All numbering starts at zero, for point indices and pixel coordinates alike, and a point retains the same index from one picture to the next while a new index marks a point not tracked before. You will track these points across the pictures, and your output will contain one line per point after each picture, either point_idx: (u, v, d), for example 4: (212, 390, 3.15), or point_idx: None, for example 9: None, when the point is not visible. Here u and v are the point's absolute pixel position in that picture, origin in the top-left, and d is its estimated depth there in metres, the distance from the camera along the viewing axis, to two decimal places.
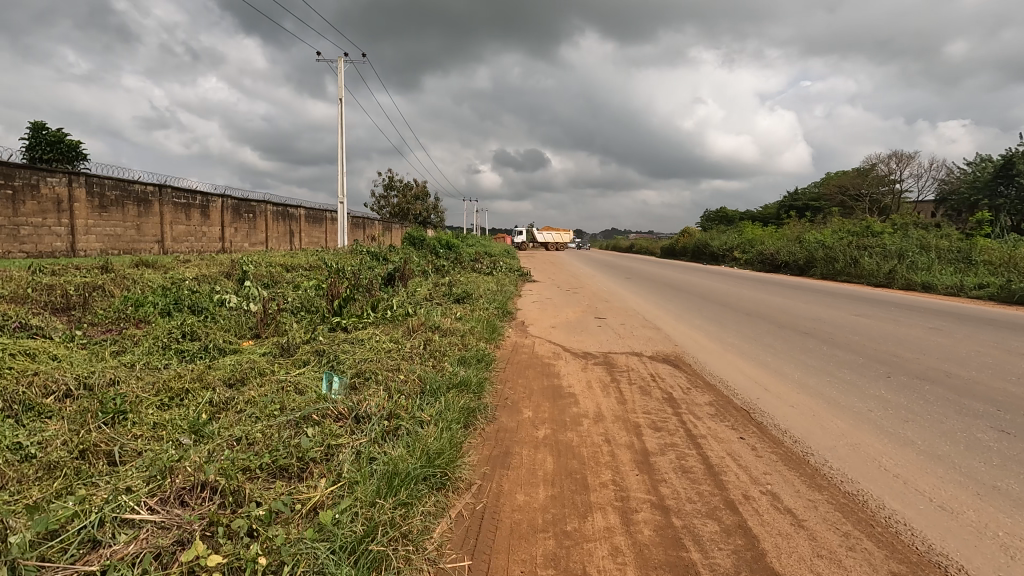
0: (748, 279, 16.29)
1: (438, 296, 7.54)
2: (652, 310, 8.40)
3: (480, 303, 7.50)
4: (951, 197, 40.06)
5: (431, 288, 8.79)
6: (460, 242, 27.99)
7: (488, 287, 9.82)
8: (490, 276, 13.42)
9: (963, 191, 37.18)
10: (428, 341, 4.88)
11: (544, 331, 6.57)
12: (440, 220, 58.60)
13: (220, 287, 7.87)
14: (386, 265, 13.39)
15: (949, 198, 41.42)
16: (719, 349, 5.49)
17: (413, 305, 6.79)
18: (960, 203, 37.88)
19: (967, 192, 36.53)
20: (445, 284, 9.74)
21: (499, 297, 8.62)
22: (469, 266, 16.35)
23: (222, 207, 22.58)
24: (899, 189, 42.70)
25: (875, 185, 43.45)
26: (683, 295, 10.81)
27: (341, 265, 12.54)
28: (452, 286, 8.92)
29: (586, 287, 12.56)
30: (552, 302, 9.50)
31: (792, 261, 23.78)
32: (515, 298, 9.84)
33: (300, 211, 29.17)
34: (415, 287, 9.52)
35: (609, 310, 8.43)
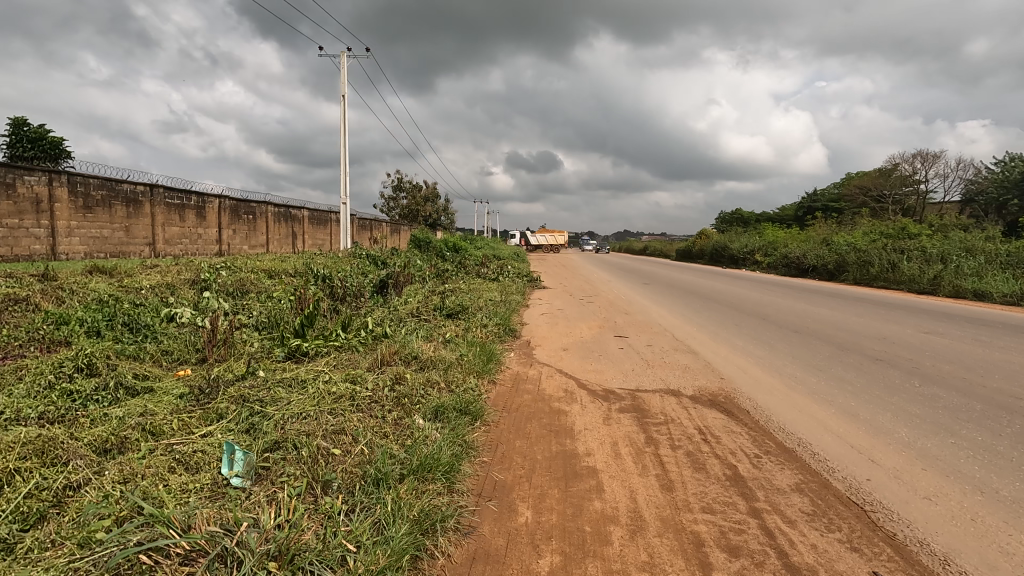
0: (779, 286, 14.91)
1: (427, 311, 6.31)
2: (682, 326, 7.16)
3: (477, 319, 6.27)
4: (983, 197, 38.12)
5: (423, 299, 7.59)
6: (469, 244, 26.85)
7: (491, 298, 8.60)
8: (495, 282, 12.23)
9: (995, 191, 35.27)
10: (398, 379, 3.67)
11: (553, 356, 5.35)
12: (450, 222, 57.58)
13: (176, 299, 6.78)
14: (381, 270, 12.23)
15: (978, 199, 39.48)
16: (782, 388, 4.20)
17: (393, 324, 5.58)
18: (991, 204, 35.98)
19: (999, 193, 34.61)
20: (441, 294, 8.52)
21: (503, 311, 7.39)
22: (474, 271, 15.13)
23: (220, 208, 21.67)
24: (925, 190, 40.79)
25: (900, 186, 41.66)
26: (712, 305, 9.57)
27: (331, 271, 11.40)
28: (448, 298, 7.70)
29: (602, 295, 11.33)
30: (565, 315, 8.26)
31: (820, 265, 22.32)
32: (522, 310, 8.64)
33: (303, 212, 28.26)
34: (406, 298, 8.31)
35: (631, 326, 7.16)
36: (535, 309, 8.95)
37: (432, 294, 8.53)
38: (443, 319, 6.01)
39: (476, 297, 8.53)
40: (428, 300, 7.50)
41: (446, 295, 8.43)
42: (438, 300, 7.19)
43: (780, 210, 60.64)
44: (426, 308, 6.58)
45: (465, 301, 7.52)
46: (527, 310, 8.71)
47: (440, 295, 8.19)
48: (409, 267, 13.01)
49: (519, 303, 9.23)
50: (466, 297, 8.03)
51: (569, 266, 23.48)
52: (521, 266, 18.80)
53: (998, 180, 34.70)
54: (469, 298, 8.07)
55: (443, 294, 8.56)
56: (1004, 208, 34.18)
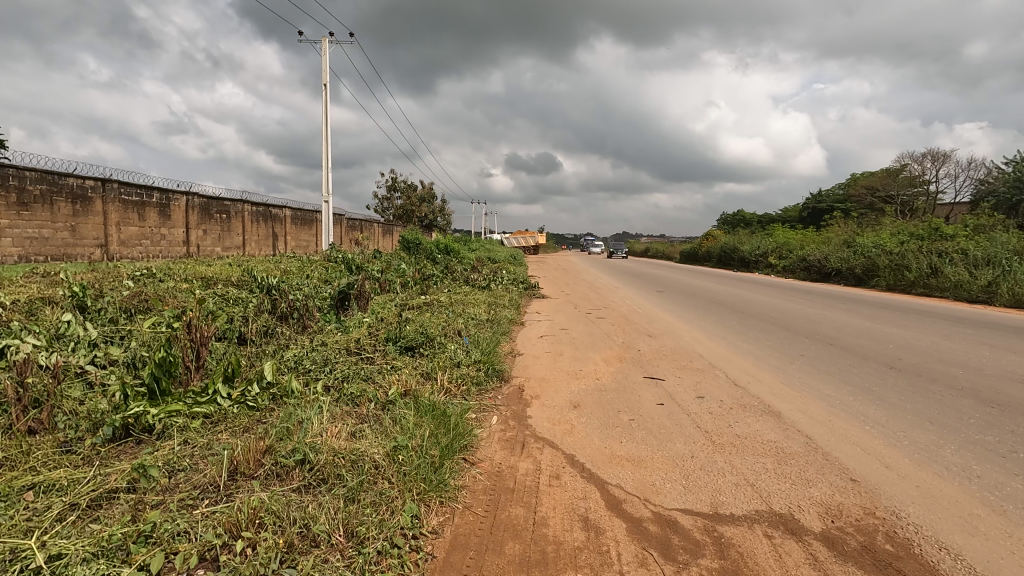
0: (813, 293, 13.02)
1: (375, 344, 4.34)
2: (733, 359, 5.23)
3: (447, 357, 4.32)
4: (997, 196, 36.34)
5: (381, 321, 5.62)
6: (463, 246, 24.96)
7: (474, 317, 6.66)
8: (485, 292, 10.32)
9: (1013, 190, 33.45)
10: (233, 542, 1.73)
11: (559, 422, 3.42)
12: (446, 223, 55.63)
13: (28, 322, 4.81)
14: (349, 277, 10.30)
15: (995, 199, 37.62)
16: (989, 517, 2.25)
17: (314, 371, 3.62)
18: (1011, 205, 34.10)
19: (1015, 193, 32.84)
20: (412, 312, 6.57)
21: (486, 338, 5.44)
22: (463, 279, 13.12)
23: (187, 206, 19.79)
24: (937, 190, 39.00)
25: (910, 186, 39.87)
26: (753, 323, 7.68)
27: (286, 278, 9.47)
28: (415, 320, 5.75)
29: (614, 308, 9.40)
30: (568, 338, 6.36)
31: (845, 269, 20.40)
32: (514, 331, 6.73)
33: (286, 211, 26.38)
34: (364, 317, 6.36)
35: (659, 359, 5.25)
36: (529, 329, 7.06)
37: (399, 312, 6.57)
38: (394, 359, 4.07)
39: (454, 316, 6.57)
40: (387, 321, 5.55)
41: (419, 313, 6.49)
42: (399, 323, 5.22)
43: (786, 212, 58.81)
44: (376, 335, 4.64)
45: (437, 324, 5.57)
46: (521, 331, 6.79)
47: (409, 315, 6.27)
48: (385, 272, 11.06)
49: (510, 321, 7.31)
50: (441, 319, 6.09)
51: (570, 271, 21.63)
52: (516, 270, 16.88)
53: (1013, 178, 33.01)
54: (446, 319, 6.12)
55: (411, 311, 6.60)
56: (1019, 208, 32.52)
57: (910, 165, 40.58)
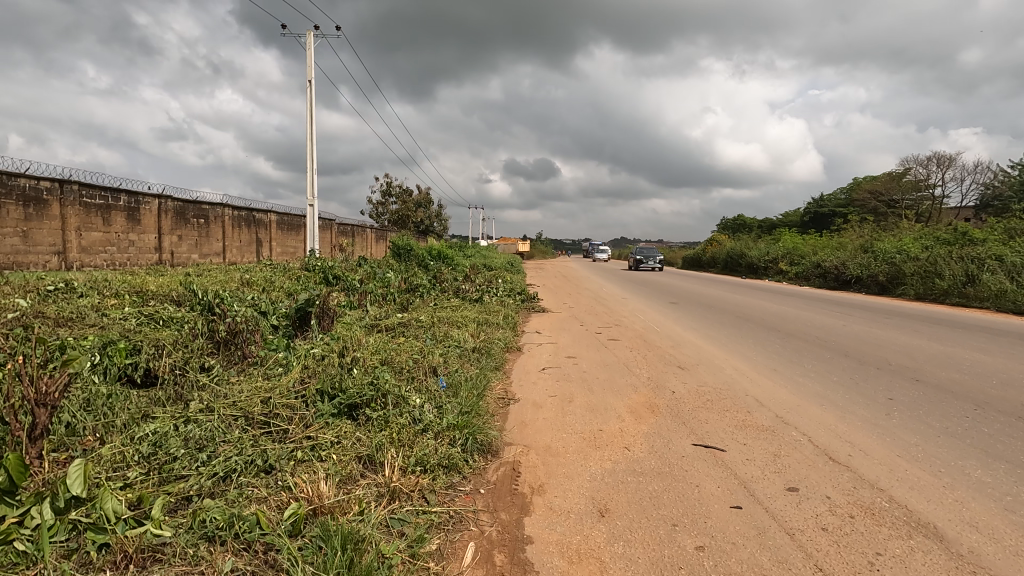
0: (845, 305, 11.66)
1: (297, 402, 2.93)
2: (807, 410, 3.83)
3: (405, 424, 2.90)
4: (1008, 201, 35.18)
5: (329, 358, 4.22)
6: (457, 253, 23.61)
7: (459, 344, 5.29)
8: (477, 306, 8.96)
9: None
10: None
11: (579, 557, 2.02)
12: (442, 227, 54.18)
13: None
14: (318, 290, 8.92)
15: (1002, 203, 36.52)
16: None
17: (175, 466, 2.22)
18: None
19: None
20: (376, 345, 5.16)
21: (470, 383, 4.04)
22: (453, 290, 11.72)
23: (160, 210, 18.38)
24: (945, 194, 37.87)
25: (915, 190, 38.78)
26: (800, 347, 6.31)
27: (243, 291, 8.09)
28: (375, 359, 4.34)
29: (627, 326, 8.02)
30: (578, 372, 4.95)
31: (866, 277, 19.01)
32: (509, 362, 5.35)
33: (271, 216, 25.03)
34: (315, 350, 4.95)
35: (704, 409, 3.85)
36: (526, 357, 5.68)
37: (361, 343, 5.22)
38: (320, 432, 2.66)
39: (432, 346, 5.17)
40: (336, 358, 4.14)
41: (387, 346, 5.10)
42: (347, 365, 3.81)
43: (788, 217, 57.72)
44: (306, 384, 3.22)
45: (402, 366, 4.15)
46: (518, 361, 5.41)
47: (374, 348, 4.88)
48: (363, 287, 9.72)
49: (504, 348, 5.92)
50: (412, 354, 4.68)
51: (572, 279, 20.17)
52: (515, 279, 15.54)
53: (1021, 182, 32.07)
54: (418, 354, 4.71)
55: (376, 343, 5.21)
56: None
57: (916, 169, 39.47)
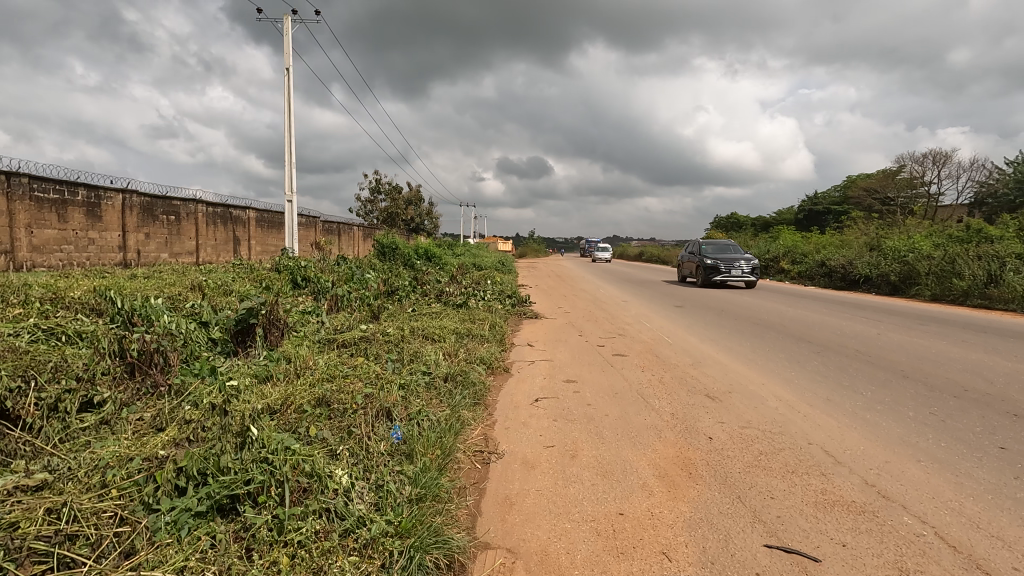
0: (867, 308, 10.61)
1: (136, 498, 1.80)
2: (902, 470, 2.76)
3: (312, 534, 1.81)
4: (1003, 198, 34.65)
5: (244, 401, 3.08)
6: (446, 251, 22.50)
7: (427, 369, 4.15)
8: (460, 313, 7.86)
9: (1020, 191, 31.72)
10: None
11: None
12: (433, 226, 52.96)
13: None
14: (276, 297, 7.78)
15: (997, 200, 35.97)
16: None
17: None
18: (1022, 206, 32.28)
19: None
20: (321, 376, 4.01)
21: (435, 437, 2.91)
22: (435, 293, 10.55)
23: (125, 206, 17.05)
24: (942, 192, 37.25)
25: (911, 188, 38.13)
26: (845, 365, 5.24)
27: (186, 296, 6.93)
28: (309, 402, 3.20)
29: (633, 337, 6.93)
30: (581, 407, 3.84)
31: (876, 276, 17.99)
32: (492, 391, 4.22)
33: (250, 213, 23.77)
34: (240, 384, 3.80)
35: (759, 471, 2.76)
36: (515, 382, 4.57)
37: (302, 375, 4.07)
38: (152, 567, 1.56)
39: (393, 374, 4.02)
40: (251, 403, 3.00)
41: (336, 378, 3.95)
42: (258, 416, 2.68)
43: (782, 215, 57.07)
44: (174, 452, 2.10)
45: (343, 414, 3.02)
46: (502, 391, 4.28)
47: (315, 381, 3.74)
48: (330, 293, 8.60)
49: (485, 370, 4.78)
50: (363, 389, 3.52)
51: (566, 278, 19.11)
52: (504, 279, 14.47)
53: (1016, 179, 31.75)
54: (372, 387, 3.56)
55: (320, 373, 4.07)
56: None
57: (913, 166, 38.81)
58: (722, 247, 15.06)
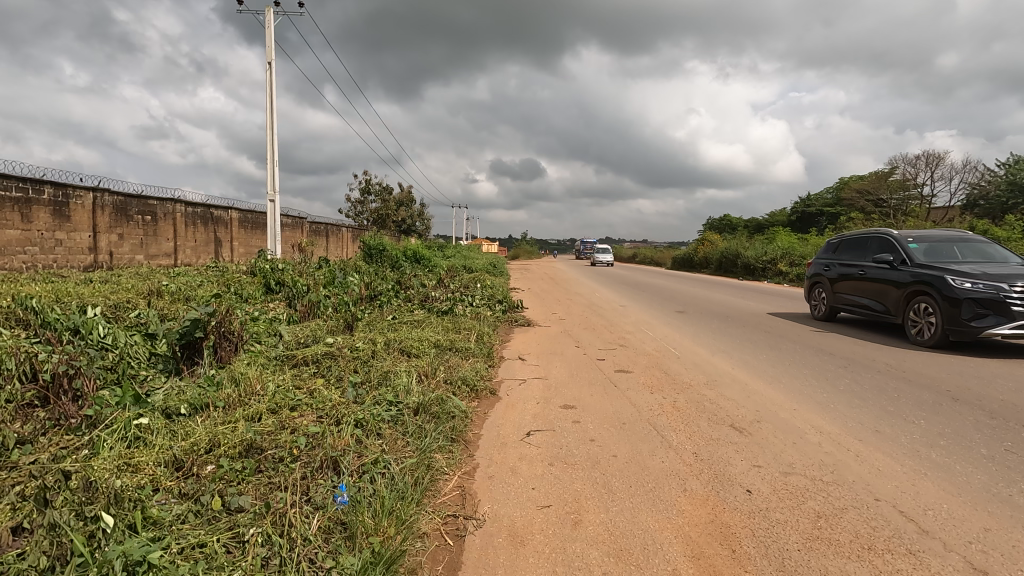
0: None
1: None
2: (1014, 545, 2.08)
3: None
4: (994, 200, 34.44)
5: (141, 455, 2.34)
6: (436, 253, 21.73)
7: (393, 395, 3.43)
8: (444, 320, 7.14)
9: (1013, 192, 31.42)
10: None
11: None
12: (424, 227, 52.11)
13: None
14: (239, 306, 7.01)
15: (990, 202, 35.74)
16: None
17: None
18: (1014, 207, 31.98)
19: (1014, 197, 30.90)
20: (261, 410, 3.26)
21: (391, 504, 2.19)
22: (420, 299, 9.78)
23: (95, 206, 16.11)
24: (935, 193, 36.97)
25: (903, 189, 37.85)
26: (882, 384, 4.57)
27: (133, 304, 6.14)
28: (231, 455, 2.47)
29: (635, 349, 6.24)
30: (582, 446, 3.12)
31: None
32: (474, 422, 3.49)
33: (232, 214, 22.86)
34: (155, 419, 3.05)
35: (824, 548, 2.07)
36: (502, 409, 3.85)
37: (238, 407, 3.33)
38: None
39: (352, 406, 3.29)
40: (145, 463, 2.26)
41: (281, 413, 3.21)
42: (141, 489, 1.97)
43: (775, 216, 56.74)
44: None
45: (272, 474, 2.31)
46: (487, 421, 3.55)
47: (250, 419, 3.01)
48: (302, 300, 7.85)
49: (464, 395, 4.02)
50: (307, 430, 2.79)
51: (560, 281, 18.45)
52: (496, 282, 13.76)
53: (1009, 181, 31.54)
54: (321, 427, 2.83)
55: (264, 405, 3.32)
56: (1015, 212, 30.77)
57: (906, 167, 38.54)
58: (859, 234, 8.09)
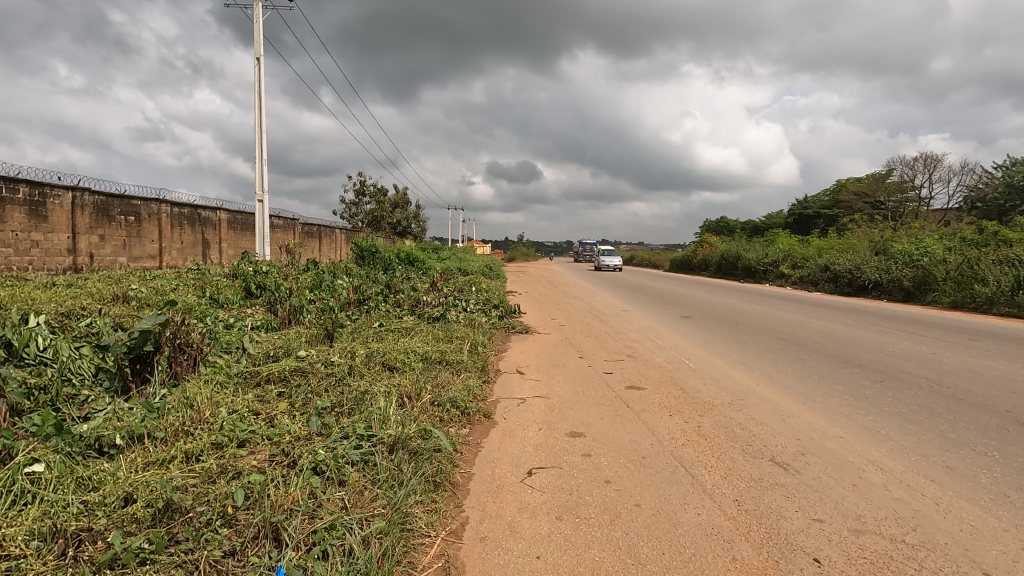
0: (898, 317, 9.45)
1: None
2: None
3: None
4: (990, 202, 34.13)
5: (13, 526, 1.76)
6: (431, 255, 21.12)
7: (364, 425, 2.84)
8: (435, 328, 6.54)
9: (1009, 194, 31.12)
10: None
11: None
12: (420, 230, 51.45)
13: None
14: (209, 316, 6.40)
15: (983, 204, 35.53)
16: None
17: None
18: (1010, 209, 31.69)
19: (1010, 199, 30.58)
20: (203, 446, 2.67)
21: None
22: (411, 304, 9.16)
23: (75, 206, 15.30)
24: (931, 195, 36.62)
25: (899, 192, 37.49)
26: (931, 404, 4.01)
27: (88, 312, 5.50)
28: (139, 523, 1.88)
29: (644, 361, 5.68)
30: (595, 491, 2.54)
31: (886, 282, 16.97)
32: (463, 458, 2.91)
33: (220, 214, 22.14)
34: (65, 460, 2.45)
35: None
36: (498, 439, 3.26)
37: (176, 446, 2.71)
38: None
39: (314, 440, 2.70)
40: (8, 544, 1.67)
41: (225, 452, 2.62)
42: None
43: (771, 219, 56.44)
44: None
45: (186, 554, 1.73)
46: (479, 456, 2.96)
47: (179, 467, 2.41)
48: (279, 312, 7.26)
49: (453, 422, 3.44)
50: (249, 481, 2.20)
51: (559, 284, 17.88)
52: (492, 286, 13.17)
53: (1006, 183, 31.05)
54: (266, 476, 2.25)
55: (206, 441, 2.73)
56: (1011, 213, 30.43)
57: (903, 169, 38.20)
58: None
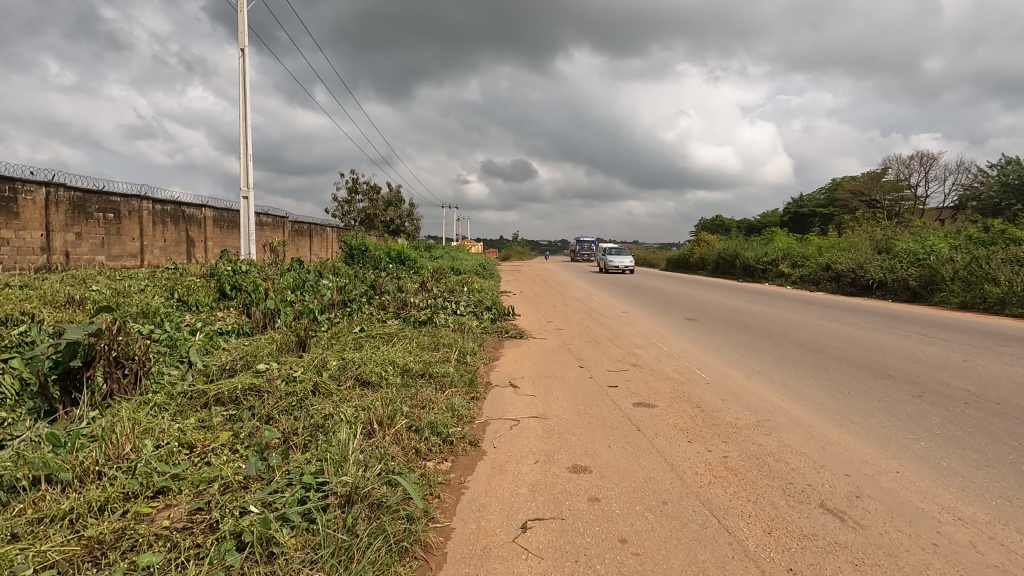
0: (913, 320, 8.95)
1: None
2: None
3: None
4: (984, 200, 33.86)
5: None
6: (423, 254, 20.50)
7: (316, 466, 2.27)
8: (420, 334, 5.96)
9: (1004, 192, 30.83)
10: None
11: None
12: (413, 229, 50.74)
13: None
14: (171, 323, 5.80)
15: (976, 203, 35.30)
16: None
17: None
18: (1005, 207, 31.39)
19: (1004, 198, 30.30)
20: (106, 498, 2.08)
21: None
22: (397, 306, 8.57)
23: (49, 202, 14.55)
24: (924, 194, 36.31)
25: (893, 191, 37.18)
26: (986, 425, 3.49)
27: (29, 318, 4.87)
28: None
29: (651, 371, 5.12)
30: (608, 556, 1.98)
31: (891, 281, 16.49)
32: (441, 507, 2.35)
33: (206, 212, 21.40)
34: None
35: None
36: (486, 476, 2.69)
37: (74, 496, 2.12)
38: None
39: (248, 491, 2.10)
40: None
41: (131, 507, 2.03)
42: None
43: (766, 218, 56.12)
44: None
45: None
46: (462, 502, 2.40)
47: (63, 534, 1.83)
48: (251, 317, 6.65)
49: (430, 455, 2.86)
50: (136, 571, 1.61)
51: (554, 284, 17.31)
52: (485, 286, 12.58)
53: (1001, 182, 30.58)
54: (161, 563, 1.65)
55: (112, 490, 2.13)
56: (1005, 212, 30.14)
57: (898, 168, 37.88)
58: None
